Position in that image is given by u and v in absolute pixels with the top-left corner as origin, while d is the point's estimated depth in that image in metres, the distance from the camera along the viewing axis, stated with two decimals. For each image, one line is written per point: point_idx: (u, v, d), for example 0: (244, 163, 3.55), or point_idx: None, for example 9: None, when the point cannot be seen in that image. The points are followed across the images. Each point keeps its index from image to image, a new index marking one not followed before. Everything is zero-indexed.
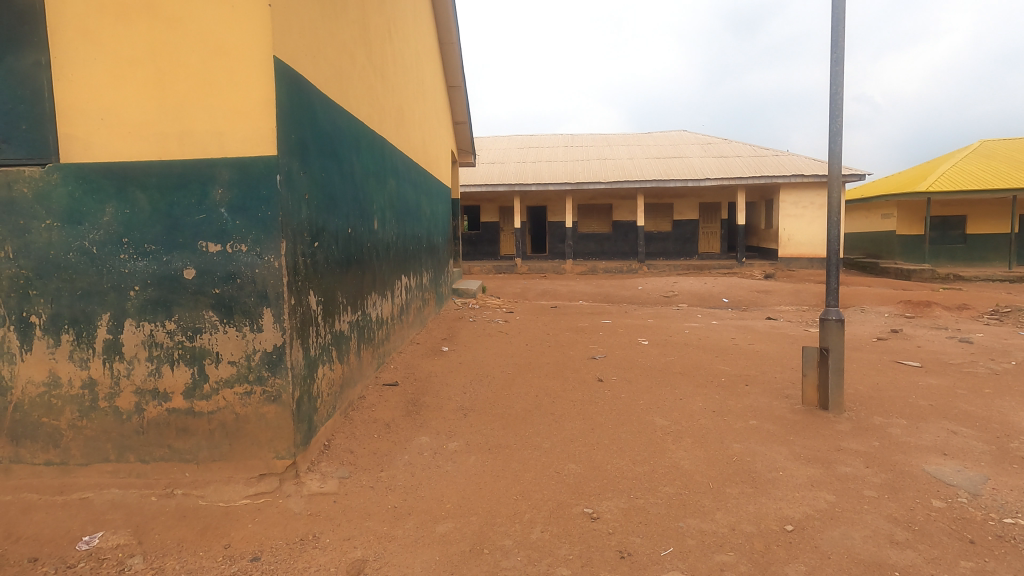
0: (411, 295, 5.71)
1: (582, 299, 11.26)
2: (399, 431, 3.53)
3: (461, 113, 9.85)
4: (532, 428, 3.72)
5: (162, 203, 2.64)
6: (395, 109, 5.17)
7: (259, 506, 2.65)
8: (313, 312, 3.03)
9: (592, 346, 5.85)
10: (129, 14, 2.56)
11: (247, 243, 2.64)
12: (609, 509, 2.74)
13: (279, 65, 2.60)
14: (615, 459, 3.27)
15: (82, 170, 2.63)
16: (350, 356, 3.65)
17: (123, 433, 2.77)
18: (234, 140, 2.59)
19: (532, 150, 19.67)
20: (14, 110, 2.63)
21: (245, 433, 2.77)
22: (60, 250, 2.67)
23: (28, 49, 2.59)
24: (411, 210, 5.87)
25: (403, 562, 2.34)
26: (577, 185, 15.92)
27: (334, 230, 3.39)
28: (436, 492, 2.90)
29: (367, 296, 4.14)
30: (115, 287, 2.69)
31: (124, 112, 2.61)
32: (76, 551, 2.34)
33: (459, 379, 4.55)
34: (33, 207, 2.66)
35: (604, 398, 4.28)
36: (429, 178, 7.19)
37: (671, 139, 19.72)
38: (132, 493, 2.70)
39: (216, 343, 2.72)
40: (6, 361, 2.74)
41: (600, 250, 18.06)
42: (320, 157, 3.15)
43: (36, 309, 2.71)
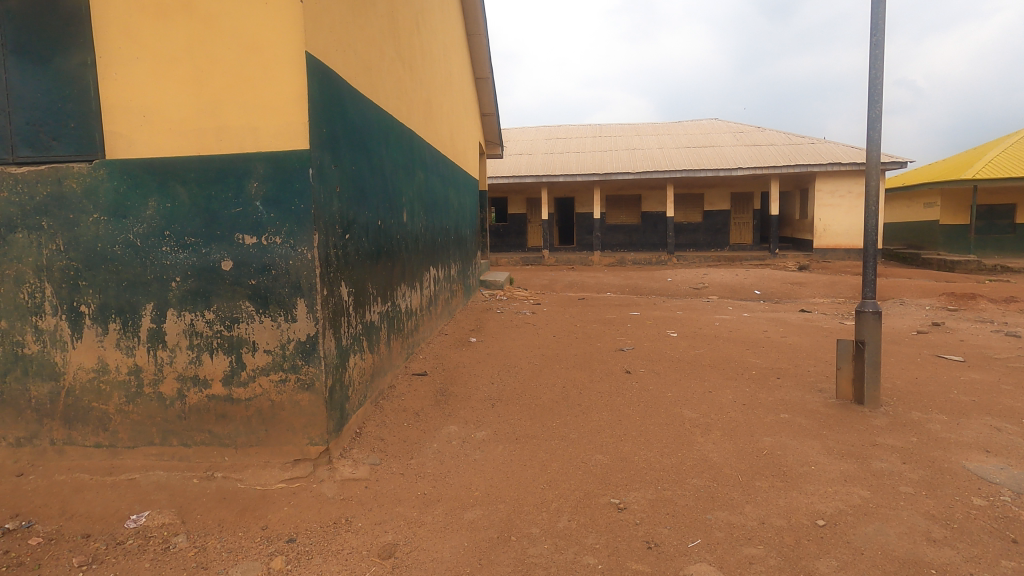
0: (439, 287, 5.77)
1: (609, 291, 11.20)
2: (428, 420, 3.59)
3: (488, 105, 9.84)
4: (559, 419, 3.74)
5: (200, 197, 2.73)
6: (424, 102, 5.22)
7: (294, 490, 2.74)
8: (344, 303, 3.10)
9: (620, 337, 5.82)
10: (168, 14, 2.65)
11: (282, 236, 2.71)
12: (636, 500, 2.74)
13: (311, 61, 2.65)
14: (643, 450, 3.27)
15: (127, 166, 2.74)
16: (380, 346, 3.73)
17: (166, 418, 2.90)
18: (268, 136, 2.67)
19: (560, 140, 19.54)
20: (64, 108, 2.76)
21: (280, 420, 2.86)
22: (107, 242, 2.80)
23: (75, 49, 2.72)
24: (439, 203, 5.93)
25: (431, 547, 2.40)
26: (605, 176, 15.74)
27: (365, 222, 3.46)
28: (464, 480, 2.95)
29: (397, 287, 4.21)
30: (158, 277, 2.80)
31: (165, 108, 2.71)
32: (125, 528, 2.48)
33: (487, 370, 4.60)
34: (82, 201, 2.79)
35: (631, 390, 4.26)
36: (457, 171, 7.24)
37: (702, 128, 19.33)
38: (176, 474, 2.83)
39: (252, 333, 2.81)
40: (59, 348, 2.88)
41: (629, 242, 17.89)
42: (351, 150, 3.21)
43: (85, 299, 2.84)
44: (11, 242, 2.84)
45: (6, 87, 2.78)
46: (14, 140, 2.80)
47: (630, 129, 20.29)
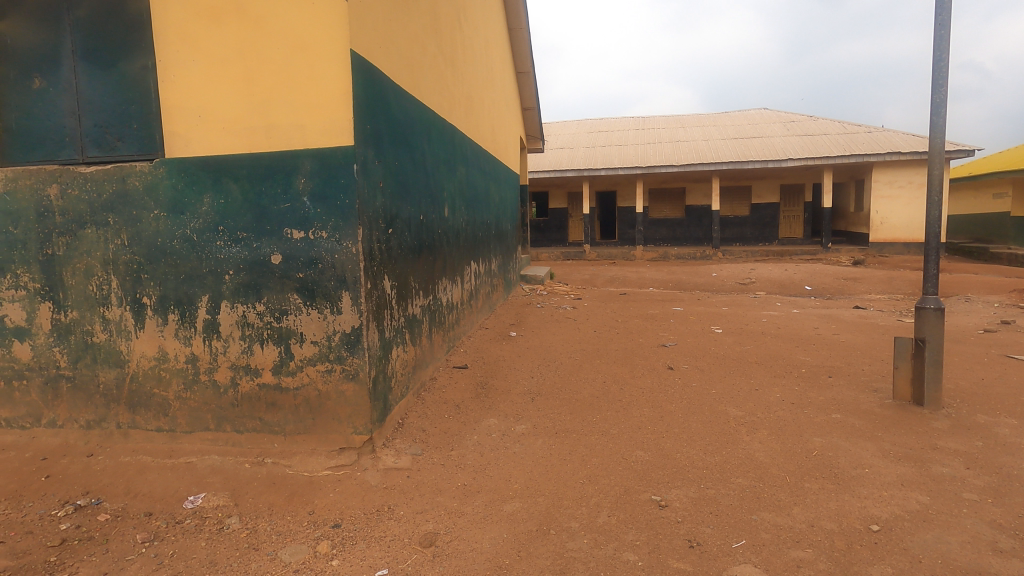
0: (480, 282, 5.81)
1: (654, 287, 10.61)
2: (469, 413, 3.63)
3: (530, 99, 9.80)
4: (600, 414, 3.71)
5: (252, 193, 2.84)
6: (465, 97, 5.26)
7: (339, 477, 2.82)
8: (388, 296, 3.17)
9: (662, 333, 5.71)
10: (221, 17, 2.75)
11: (328, 230, 2.79)
12: (678, 497, 2.69)
13: (355, 58, 2.71)
14: (686, 448, 3.21)
15: (185, 164, 2.87)
16: (422, 339, 3.80)
17: (221, 404, 3.03)
18: (315, 133, 2.74)
19: (602, 134, 19.24)
20: (127, 110, 2.94)
21: (326, 409, 2.95)
22: (166, 237, 2.94)
23: (138, 53, 2.89)
24: (480, 197, 5.97)
25: (472, 537, 2.43)
26: (648, 169, 15.47)
27: (408, 217, 3.52)
28: (504, 472, 2.97)
29: (439, 281, 4.27)
30: (212, 271, 2.92)
31: (219, 108, 2.82)
32: (184, 508, 2.62)
33: (526, 364, 4.60)
34: (144, 198, 2.94)
35: (673, 387, 4.18)
36: (498, 165, 7.24)
37: (751, 118, 18.70)
38: (230, 459, 2.96)
39: (300, 324, 2.90)
40: (123, 337, 3.06)
41: (672, 236, 17.54)
42: (394, 146, 3.27)
43: (147, 291, 3.00)
44: (81, 237, 3.02)
45: (77, 92, 2.99)
46: (83, 141, 3.01)
47: (674, 121, 19.83)
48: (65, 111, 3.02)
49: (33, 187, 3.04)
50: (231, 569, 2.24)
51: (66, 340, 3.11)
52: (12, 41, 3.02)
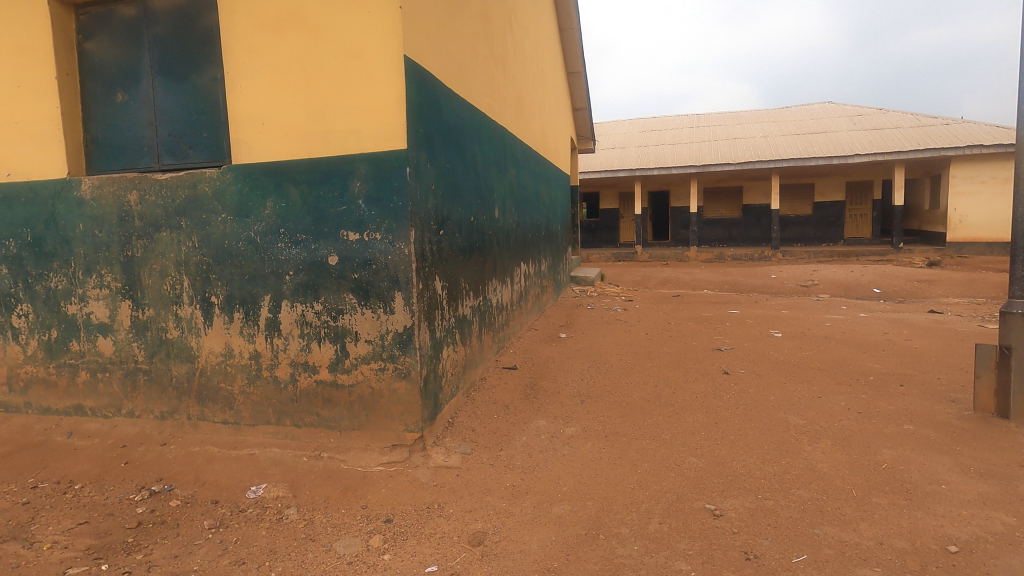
0: (530, 283, 5.81)
1: (706, 288, 10.63)
2: (518, 414, 3.64)
3: (581, 99, 9.74)
4: (651, 418, 3.63)
5: (311, 196, 2.95)
6: (516, 99, 5.28)
7: (391, 474, 2.88)
8: (439, 297, 3.22)
9: (718, 337, 5.53)
10: (282, 29, 2.88)
11: (382, 231, 2.86)
12: (733, 507, 2.60)
13: (408, 64, 2.78)
14: (742, 456, 3.09)
15: (250, 170, 3.01)
16: (472, 339, 3.84)
17: (281, 399, 3.16)
18: (370, 137, 2.82)
19: (655, 133, 18.87)
20: (199, 120, 3.17)
21: (379, 406, 3.02)
22: (232, 239, 3.09)
23: (208, 66, 3.11)
24: (531, 198, 5.97)
25: (520, 539, 2.43)
26: (703, 167, 15.03)
27: (459, 218, 3.57)
28: (553, 474, 2.96)
29: (489, 282, 4.30)
30: (274, 271, 3.05)
31: (281, 115, 2.94)
32: (247, 497, 2.77)
33: (576, 366, 4.56)
34: (212, 203, 3.09)
35: (729, 392, 4.04)
36: (548, 166, 7.22)
37: (814, 112, 17.86)
38: (289, 452, 3.08)
39: (355, 323, 2.99)
40: (193, 334, 3.24)
41: (728, 237, 16.98)
42: (445, 149, 3.32)
43: (215, 290, 3.16)
44: (156, 240, 3.21)
45: (154, 104, 3.24)
46: (159, 150, 3.26)
47: (731, 117, 19.20)
48: (143, 123, 3.27)
49: (115, 194, 3.25)
50: (289, 558, 2.34)
51: (143, 336, 3.33)
52: (98, 60, 3.31)
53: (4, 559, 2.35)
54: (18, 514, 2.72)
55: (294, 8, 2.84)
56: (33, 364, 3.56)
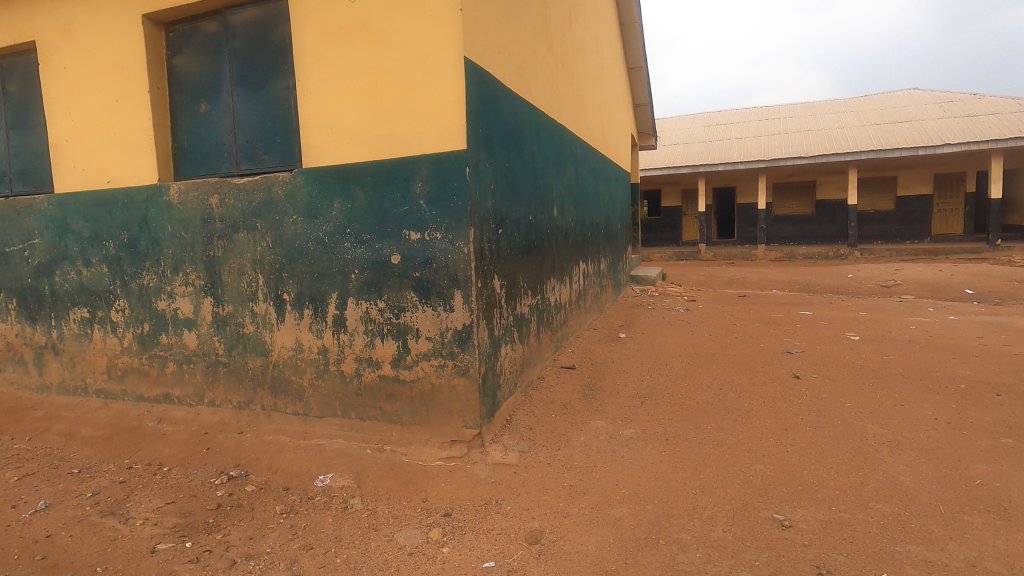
0: (588, 282, 5.75)
1: (775, 288, 10.20)
2: (576, 414, 3.61)
3: (642, 95, 9.53)
4: (715, 422, 3.50)
5: (375, 198, 3.04)
6: (576, 96, 5.24)
7: (450, 469, 2.93)
8: (497, 295, 3.26)
9: (787, 339, 5.26)
10: (349, 37, 2.99)
11: (442, 231, 2.93)
12: (804, 518, 2.46)
13: (468, 65, 2.82)
14: (814, 465, 2.93)
15: (319, 173, 3.14)
16: (531, 338, 3.86)
17: (346, 393, 3.28)
18: (431, 138, 2.88)
19: (720, 128, 18.19)
20: (273, 127, 3.35)
21: (439, 402, 3.08)
22: (303, 239, 3.24)
23: (282, 76, 3.29)
24: (590, 197, 5.91)
25: (577, 539, 2.41)
26: (773, 162, 14.35)
27: (517, 217, 3.59)
28: (612, 476, 2.91)
29: (547, 281, 4.30)
30: (341, 270, 3.18)
31: (347, 120, 3.06)
32: (315, 486, 2.92)
33: (636, 367, 4.47)
34: (284, 205, 3.25)
35: (800, 397, 3.83)
36: (608, 164, 7.11)
37: (898, 100, 16.64)
38: (354, 443, 3.20)
39: (416, 321, 3.06)
40: (267, 329, 3.42)
41: (800, 234, 16.13)
42: (504, 148, 3.34)
43: (287, 288, 3.33)
44: (235, 241, 3.42)
45: (233, 113, 3.45)
46: (237, 155, 3.47)
47: (803, 109, 18.21)
48: (224, 131, 3.50)
49: (199, 198, 3.48)
50: (353, 545, 2.43)
51: (223, 330, 3.55)
52: (186, 74, 3.57)
53: (104, 532, 2.59)
54: (115, 492, 2.99)
55: (360, 16, 2.95)
56: (128, 354, 3.88)
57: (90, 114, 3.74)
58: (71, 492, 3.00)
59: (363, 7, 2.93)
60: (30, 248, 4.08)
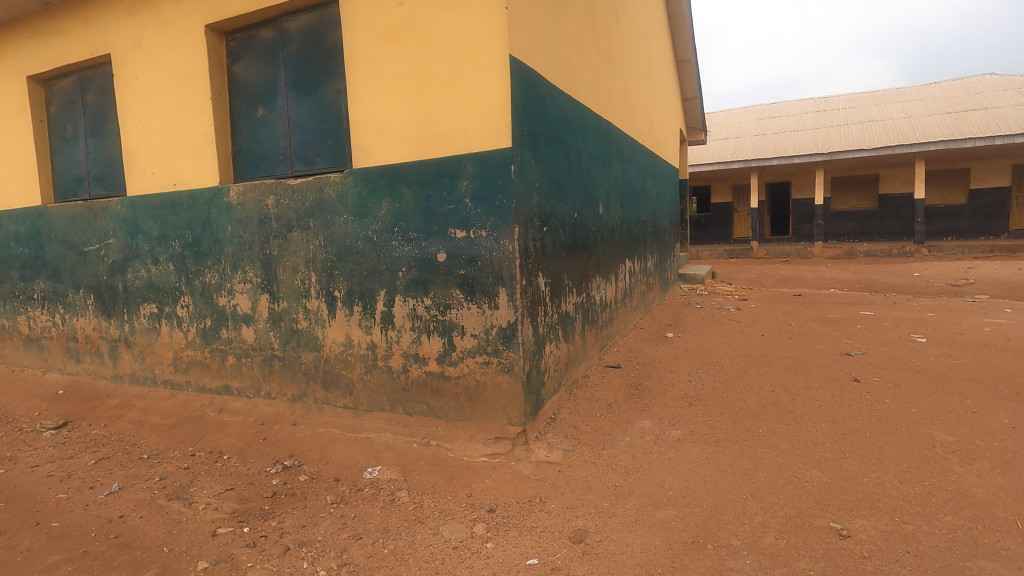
0: (635, 280, 5.67)
1: (833, 288, 9.60)
2: (621, 413, 3.56)
3: (691, 88, 9.28)
4: (767, 425, 3.38)
5: (422, 197, 3.09)
6: (623, 92, 5.17)
7: (494, 465, 2.95)
8: (542, 293, 3.25)
9: (846, 340, 5.02)
10: (397, 39, 3.05)
11: (487, 229, 2.95)
12: (863, 528, 2.35)
13: (513, 63, 2.83)
14: (875, 472, 2.78)
15: (368, 173, 3.22)
16: (576, 336, 3.83)
17: (394, 388, 3.35)
18: (477, 137, 2.91)
19: (774, 120, 17.51)
20: (325, 129, 3.46)
21: (484, 399, 3.10)
22: (353, 238, 3.33)
23: (334, 79, 3.39)
24: (637, 193, 5.81)
25: (622, 540, 2.38)
26: (831, 155, 13.71)
27: (562, 215, 3.58)
28: (658, 477, 2.86)
29: (592, 279, 4.26)
30: (389, 268, 3.25)
31: (396, 121, 3.12)
32: (364, 477, 3.00)
33: (683, 367, 4.37)
34: (336, 205, 3.35)
35: (860, 401, 3.65)
36: (656, 159, 6.97)
37: (971, 87, 15.55)
38: (401, 438, 3.27)
39: (461, 318, 3.10)
40: (319, 325, 3.54)
41: (860, 230, 15.34)
42: (549, 146, 3.33)
43: (337, 286, 3.43)
44: (290, 240, 3.55)
45: (288, 117, 3.58)
46: (292, 157, 3.61)
47: (865, 98, 17.28)
48: (279, 134, 3.64)
49: (256, 199, 3.64)
50: (400, 537, 2.49)
51: (278, 325, 3.70)
52: (245, 81, 3.73)
53: (170, 514, 2.75)
54: (180, 477, 3.18)
55: (408, 19, 3.00)
56: (192, 348, 4.10)
57: (158, 120, 3.96)
58: (141, 476, 3.21)
59: (412, 9, 2.99)
60: (106, 247, 4.37)
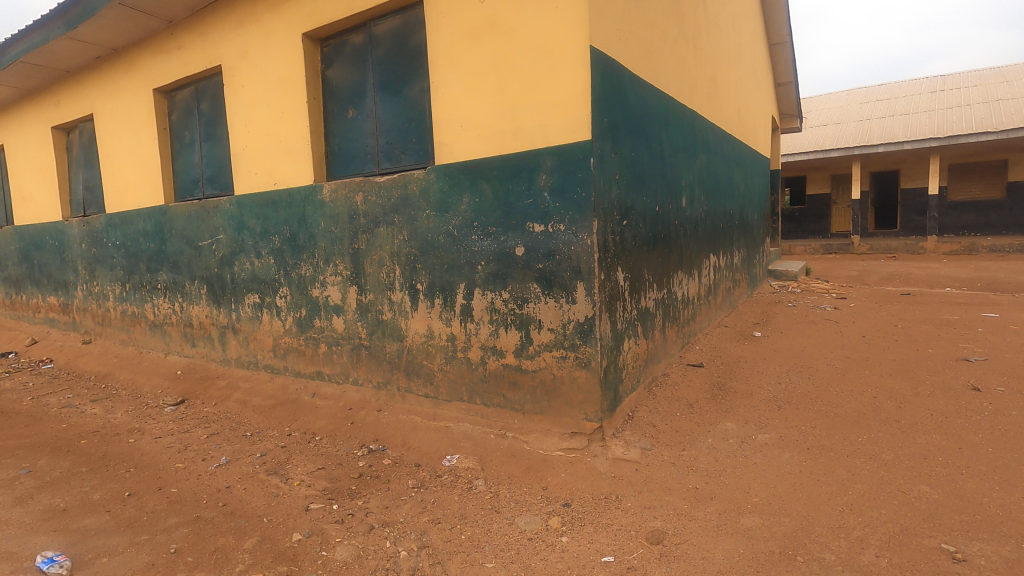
0: (720, 276, 5.42)
1: (950, 287, 8.63)
2: (703, 414, 3.43)
3: (786, 73, 8.70)
4: (868, 434, 3.12)
5: (501, 191, 3.13)
6: (710, 79, 4.95)
7: (571, 460, 2.94)
8: (621, 288, 3.20)
9: (964, 344, 4.52)
10: (478, 37, 3.11)
11: (565, 223, 2.93)
12: (981, 552, 2.11)
13: (594, 54, 2.80)
14: (997, 492, 2.49)
15: (450, 170, 3.31)
16: (655, 333, 3.73)
17: (472, 379, 3.41)
18: (556, 131, 2.90)
19: (882, 103, 16.04)
20: (410, 128, 3.59)
21: (560, 393, 3.10)
22: (435, 233, 3.43)
23: (418, 79, 3.51)
24: (723, 185, 5.55)
25: (703, 545, 2.29)
26: (949, 139, 12.34)
27: (643, 208, 3.49)
28: (743, 482, 2.73)
29: (674, 275, 4.12)
30: (468, 262, 3.31)
31: (476, 117, 3.18)
32: (443, 465, 3.11)
33: (773, 368, 4.14)
34: (419, 201, 3.47)
35: (979, 413, 3.27)
36: (745, 150, 6.62)
37: None
38: (478, 428, 3.33)
39: (539, 312, 3.10)
40: (402, 316, 3.69)
41: (983, 223, 13.74)
42: (630, 138, 3.26)
43: (420, 279, 3.55)
44: (376, 235, 3.72)
45: (376, 118, 3.75)
46: (379, 156, 3.78)
47: (993, 74, 15.40)
48: (368, 134, 3.82)
49: (347, 196, 3.84)
50: (476, 524, 2.55)
51: (366, 316, 3.89)
52: (337, 84, 3.95)
53: (269, 488, 2.98)
54: (278, 454, 3.44)
55: (489, 16, 3.05)
56: (289, 335, 4.41)
57: (261, 125, 4.29)
58: (245, 451, 3.51)
59: (493, 7, 3.02)
60: (216, 242, 4.80)
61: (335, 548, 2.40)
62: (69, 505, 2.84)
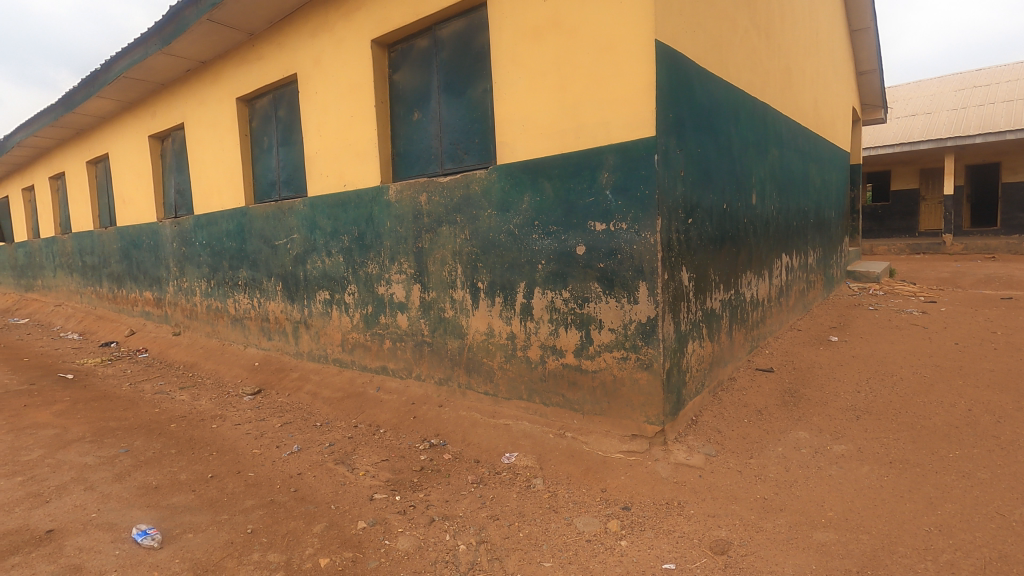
0: (793, 277, 5.16)
1: None
2: (773, 421, 3.28)
3: (869, 60, 8.14)
4: (961, 450, 2.87)
5: (562, 190, 3.11)
6: (784, 70, 4.71)
7: (631, 463, 2.88)
8: (686, 288, 3.11)
9: None
10: (541, 35, 3.10)
11: (628, 221, 2.89)
12: None
13: (659, 48, 2.73)
14: None
15: (511, 169, 3.33)
16: (722, 335, 3.59)
17: (532, 377, 3.42)
18: (620, 128, 2.85)
19: (981, 90, 14.67)
20: (473, 128, 3.64)
21: (621, 395, 3.05)
22: (496, 232, 3.46)
23: (481, 80, 3.55)
24: (797, 181, 5.26)
25: (772, 558, 2.19)
26: None
27: (710, 206, 3.37)
28: (816, 495, 2.58)
29: (743, 275, 3.96)
30: (529, 261, 3.32)
31: (538, 116, 3.18)
32: (502, 462, 3.14)
33: (851, 375, 3.89)
34: (481, 200, 3.51)
35: None
36: (822, 143, 6.25)
37: None
38: (537, 427, 3.33)
39: (600, 311, 3.06)
40: (464, 314, 3.74)
41: None
42: (697, 134, 3.16)
43: (481, 277, 3.60)
44: (439, 234, 3.80)
45: (440, 119, 3.83)
46: (443, 157, 3.86)
47: None
48: (432, 135, 3.91)
49: (411, 196, 3.95)
50: (534, 523, 2.56)
51: (428, 314, 3.99)
52: (404, 88, 4.07)
53: (337, 476, 3.12)
54: (346, 445, 3.59)
55: (552, 15, 3.04)
56: (357, 331, 4.58)
57: (332, 129, 4.48)
58: (315, 441, 3.69)
59: (557, 4, 3.02)
60: (291, 241, 5.06)
61: (398, 537, 2.48)
62: (160, 483, 3.09)
